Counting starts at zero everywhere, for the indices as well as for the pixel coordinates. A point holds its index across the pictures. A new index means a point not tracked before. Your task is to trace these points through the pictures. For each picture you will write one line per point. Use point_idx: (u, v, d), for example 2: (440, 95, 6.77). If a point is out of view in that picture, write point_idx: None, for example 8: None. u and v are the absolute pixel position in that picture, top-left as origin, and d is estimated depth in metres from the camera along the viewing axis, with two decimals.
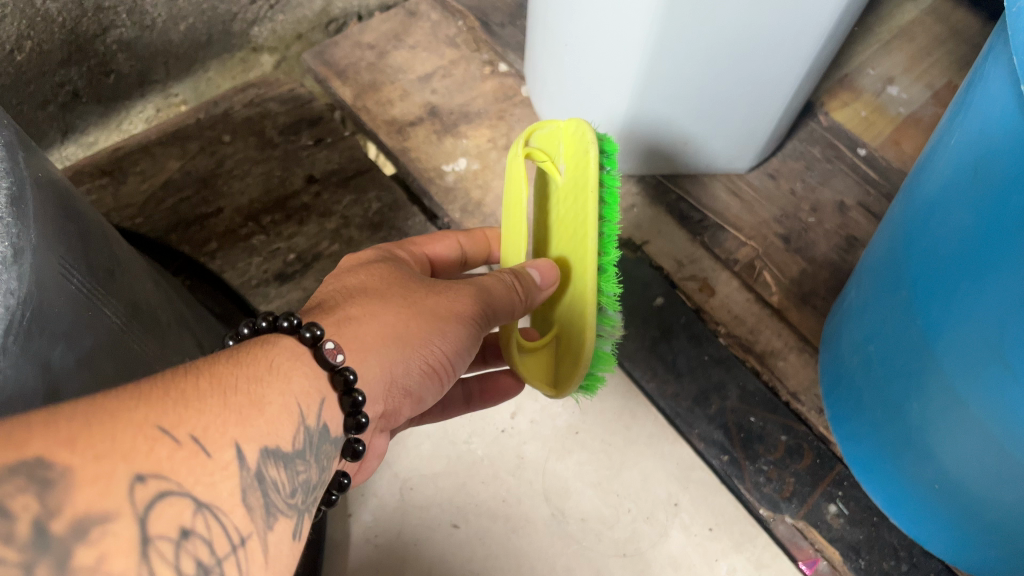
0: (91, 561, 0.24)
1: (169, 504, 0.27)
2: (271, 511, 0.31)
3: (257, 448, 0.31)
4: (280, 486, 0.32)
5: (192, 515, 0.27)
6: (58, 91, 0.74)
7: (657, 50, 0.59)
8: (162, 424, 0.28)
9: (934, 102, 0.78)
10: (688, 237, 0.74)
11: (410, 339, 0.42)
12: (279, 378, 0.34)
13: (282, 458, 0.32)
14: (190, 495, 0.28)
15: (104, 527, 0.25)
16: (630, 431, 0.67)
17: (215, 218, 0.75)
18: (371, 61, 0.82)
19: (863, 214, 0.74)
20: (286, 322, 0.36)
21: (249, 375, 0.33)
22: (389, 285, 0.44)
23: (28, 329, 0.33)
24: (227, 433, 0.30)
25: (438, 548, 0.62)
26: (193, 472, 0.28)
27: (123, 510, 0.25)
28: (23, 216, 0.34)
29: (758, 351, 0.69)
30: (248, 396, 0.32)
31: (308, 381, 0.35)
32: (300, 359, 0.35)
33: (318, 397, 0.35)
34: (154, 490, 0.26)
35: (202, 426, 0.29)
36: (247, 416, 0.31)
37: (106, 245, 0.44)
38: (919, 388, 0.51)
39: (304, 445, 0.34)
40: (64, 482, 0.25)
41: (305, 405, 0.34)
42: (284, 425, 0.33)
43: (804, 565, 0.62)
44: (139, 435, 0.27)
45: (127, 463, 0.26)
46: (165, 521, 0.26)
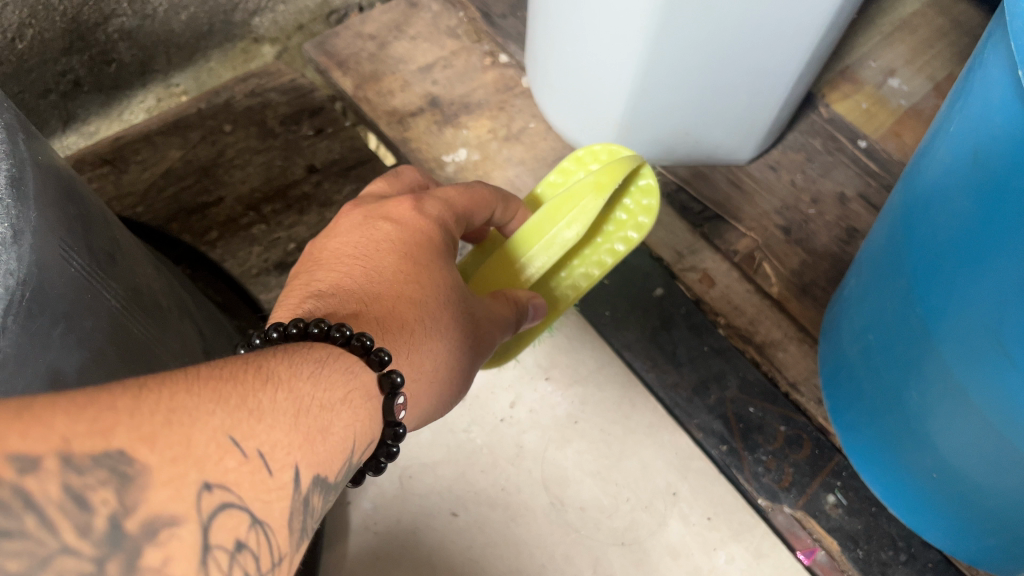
0: (157, 564, 0.22)
1: (230, 516, 0.25)
2: (304, 535, 0.29)
3: (312, 473, 0.29)
4: (314, 512, 0.30)
5: (247, 531, 0.25)
6: (59, 79, 0.75)
7: (657, 39, 0.59)
8: (234, 435, 0.26)
9: (935, 94, 0.78)
10: (688, 228, 0.75)
11: (445, 383, 0.44)
12: (342, 410, 0.33)
13: (325, 488, 0.30)
14: (248, 509, 0.25)
15: (172, 530, 0.23)
16: (630, 421, 0.67)
17: (216, 207, 0.75)
18: (372, 51, 0.82)
19: (864, 205, 0.74)
20: (366, 342, 0.36)
21: (322, 400, 0.32)
22: (443, 309, 0.44)
23: (29, 309, 0.33)
24: (291, 454, 0.28)
25: (438, 535, 0.63)
26: (254, 487, 0.26)
27: (190, 515, 0.23)
28: (24, 198, 0.34)
29: (758, 341, 0.69)
30: (317, 422, 0.31)
31: (366, 416, 0.34)
32: (369, 396, 0.35)
33: (369, 434, 0.35)
34: (219, 500, 0.24)
35: (270, 442, 0.28)
36: (314, 440, 0.30)
37: (107, 230, 0.45)
38: (918, 376, 0.51)
39: (342, 478, 0.32)
40: (140, 480, 0.23)
41: (358, 442, 0.33)
42: (337, 459, 0.31)
43: (802, 554, 0.62)
44: (213, 441, 0.25)
45: (198, 470, 0.24)
46: (224, 533, 0.24)
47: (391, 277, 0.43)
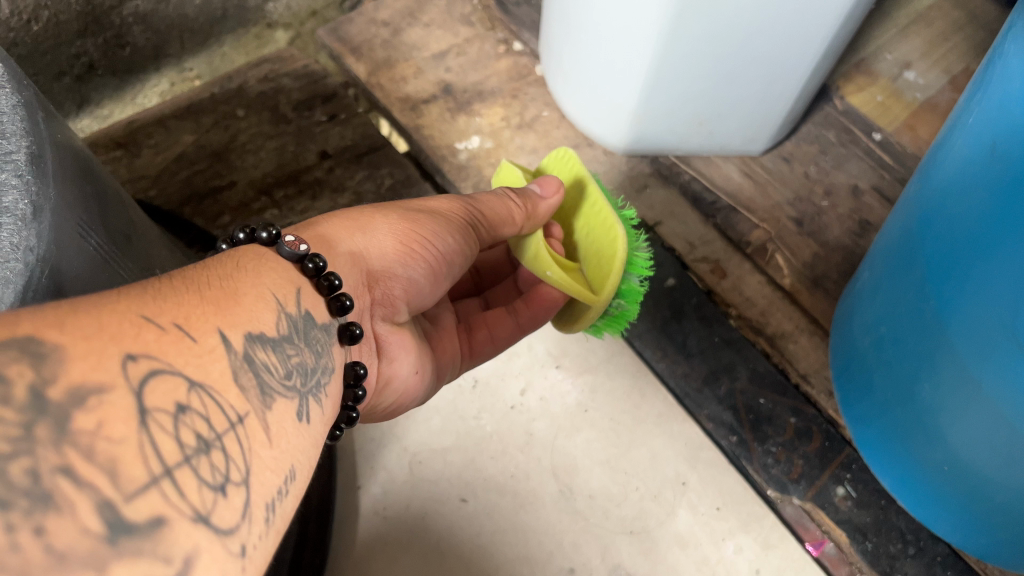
0: (91, 426, 0.23)
1: (163, 381, 0.26)
2: (266, 391, 0.31)
3: (240, 332, 0.31)
4: (272, 368, 0.32)
5: (187, 393, 0.27)
6: (74, 62, 0.75)
7: (675, 28, 0.59)
8: (144, 313, 0.28)
9: (950, 88, 0.78)
10: (701, 219, 0.74)
11: (375, 217, 0.48)
12: (249, 274, 0.35)
13: (268, 340, 0.33)
14: (182, 375, 0.27)
15: (100, 396, 0.24)
16: (639, 411, 0.67)
17: (228, 192, 0.75)
18: (386, 38, 0.82)
19: (877, 198, 0.73)
20: (264, 233, 0.39)
21: (219, 275, 0.34)
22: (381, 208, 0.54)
23: (47, 286, 0.33)
24: (209, 321, 0.30)
25: (447, 521, 0.63)
26: (181, 353, 0.28)
27: (117, 382, 0.25)
28: (43, 175, 0.34)
29: (769, 333, 0.69)
30: (222, 289, 0.33)
31: (280, 275, 0.37)
32: (266, 256, 0.38)
33: (294, 287, 0.37)
34: (146, 367, 0.26)
35: (182, 316, 0.29)
36: (226, 305, 0.32)
37: (123, 210, 0.45)
38: (930, 368, 0.51)
39: (289, 329, 0.35)
40: (58, 356, 0.24)
41: (281, 294, 0.36)
42: (263, 311, 0.34)
43: (810, 545, 0.62)
44: (123, 321, 0.27)
45: (116, 343, 0.26)
46: (160, 396, 0.26)
47: None
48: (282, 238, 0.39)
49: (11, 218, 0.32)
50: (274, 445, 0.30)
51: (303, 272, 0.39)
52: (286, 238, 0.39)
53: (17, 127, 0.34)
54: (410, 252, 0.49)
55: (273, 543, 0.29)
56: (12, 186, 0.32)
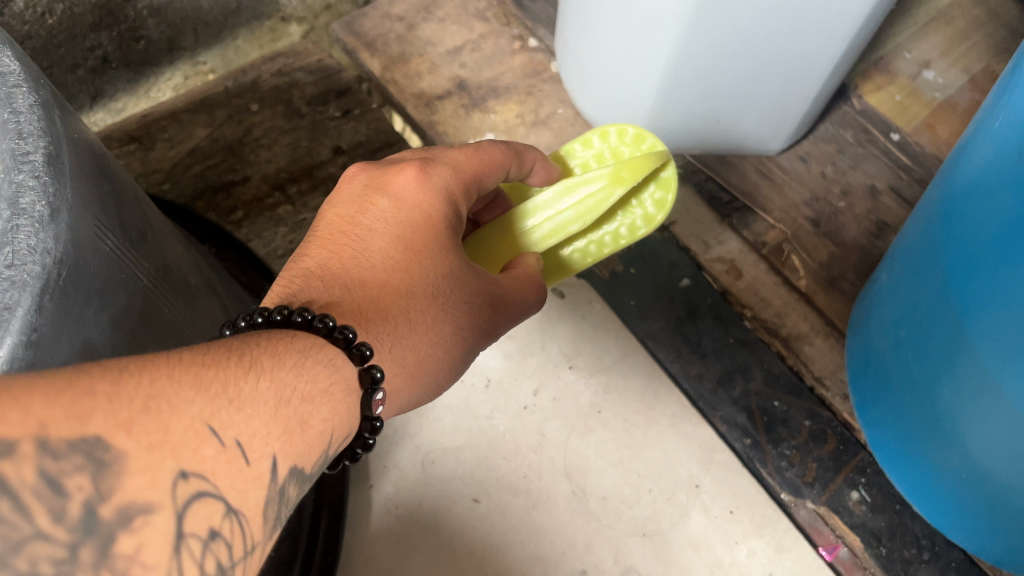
0: (131, 550, 0.24)
1: (204, 504, 0.26)
2: (274, 527, 0.29)
3: (290, 464, 0.30)
4: (284, 510, 0.30)
5: (222, 518, 0.26)
6: (89, 56, 0.75)
7: (693, 25, 0.58)
8: (212, 423, 0.27)
9: (970, 87, 0.77)
10: (717, 218, 0.74)
11: (443, 370, 0.45)
12: (329, 402, 0.33)
13: (298, 485, 0.31)
14: (223, 498, 0.27)
15: (146, 517, 0.24)
16: (653, 412, 0.67)
17: (242, 186, 0.75)
18: (400, 33, 0.81)
19: (895, 198, 0.73)
20: (363, 351, 0.36)
21: (306, 391, 0.32)
22: (444, 297, 0.44)
23: (65, 287, 0.33)
24: (269, 446, 0.29)
25: (459, 520, 0.63)
26: (230, 476, 0.27)
27: (165, 502, 0.25)
28: (60, 175, 0.34)
29: (784, 334, 0.69)
30: (296, 413, 0.31)
31: (349, 416, 0.34)
32: (352, 397, 0.35)
33: (348, 437, 0.35)
34: (194, 489, 0.26)
35: (249, 432, 0.28)
36: (292, 433, 0.30)
37: (139, 208, 0.44)
38: (950, 373, 0.50)
39: (319, 477, 0.33)
40: (117, 467, 0.24)
41: (336, 441, 0.33)
42: (314, 454, 0.32)
43: (824, 550, 0.62)
44: (190, 429, 0.26)
45: (175, 459, 0.25)
46: (199, 520, 0.25)
47: (382, 250, 0.43)
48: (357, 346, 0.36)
49: (28, 219, 0.32)
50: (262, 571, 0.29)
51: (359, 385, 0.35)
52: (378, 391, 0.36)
53: (34, 127, 0.34)
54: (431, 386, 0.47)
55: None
56: (29, 187, 0.32)
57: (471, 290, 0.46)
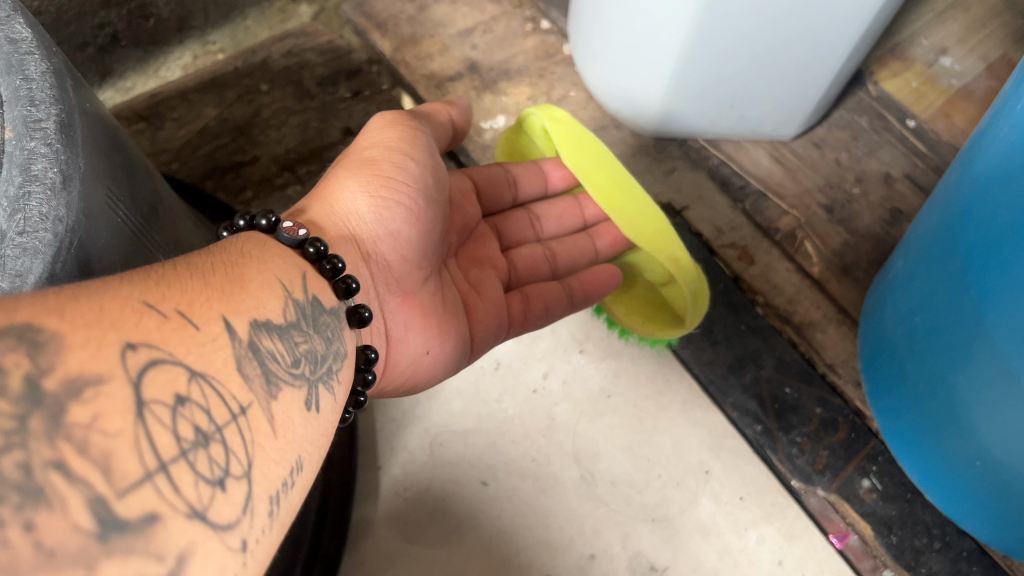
0: (86, 419, 0.24)
1: (163, 371, 0.27)
2: (272, 379, 0.32)
3: (245, 319, 0.32)
4: (278, 356, 0.33)
5: (187, 384, 0.27)
6: (98, 33, 0.74)
7: (711, 12, 0.57)
8: (146, 300, 0.29)
9: (988, 75, 0.76)
10: (730, 203, 0.73)
11: (361, 200, 0.51)
12: (254, 262, 0.37)
13: (275, 330, 0.34)
14: (183, 364, 0.28)
15: (97, 388, 0.24)
16: (663, 397, 0.67)
17: (251, 167, 0.74)
18: (411, 14, 0.81)
19: (909, 186, 0.72)
20: (262, 220, 0.41)
21: (227, 263, 0.35)
22: (335, 174, 0.52)
23: (75, 258, 0.33)
24: (212, 308, 0.31)
25: (468, 503, 0.62)
26: (184, 343, 0.29)
27: (115, 372, 0.25)
28: (73, 143, 0.34)
29: (796, 321, 0.68)
30: (227, 278, 0.34)
31: (283, 263, 0.38)
32: (269, 248, 0.39)
33: (298, 272, 0.39)
34: (145, 357, 0.26)
35: (186, 303, 0.30)
36: (232, 295, 0.33)
37: (150, 182, 0.44)
38: (966, 360, 0.50)
39: (297, 316, 0.36)
40: (56, 344, 0.24)
41: (286, 281, 0.37)
42: (270, 299, 0.35)
43: (834, 538, 0.61)
44: (126, 311, 0.27)
45: (117, 331, 0.26)
46: (158, 388, 0.26)
47: None
48: (282, 226, 0.41)
49: (40, 186, 0.31)
50: (279, 436, 0.31)
51: (304, 256, 0.41)
52: (286, 225, 0.41)
53: (46, 94, 0.33)
54: (384, 205, 0.51)
55: (277, 535, 0.30)
56: (41, 154, 0.32)
57: (355, 165, 0.52)
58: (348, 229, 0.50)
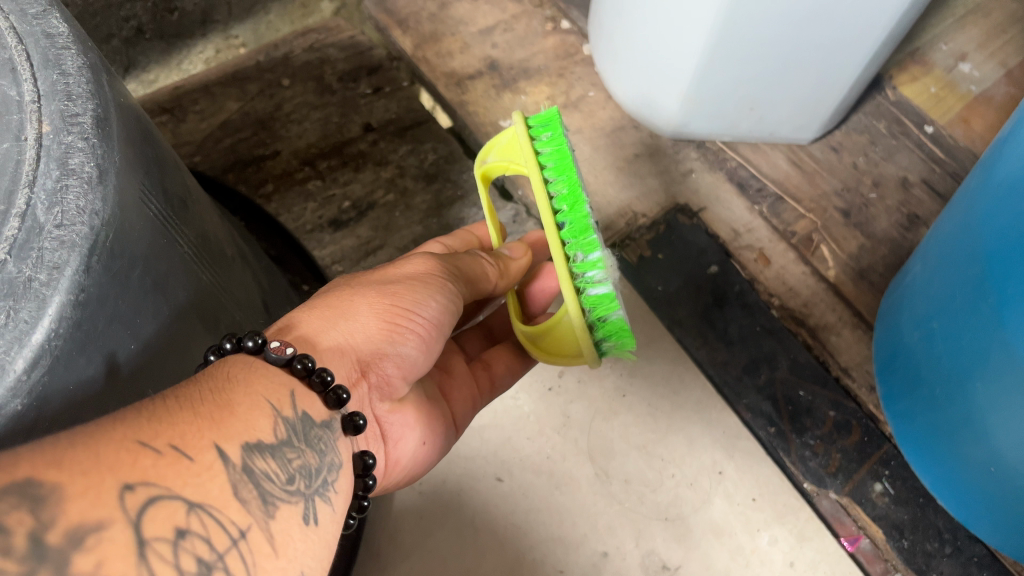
0: (90, 567, 0.24)
1: (161, 507, 0.27)
2: (269, 500, 0.32)
3: (237, 445, 0.32)
4: (273, 475, 0.33)
5: (186, 516, 0.28)
6: (123, 26, 0.75)
7: (728, 28, 0.59)
8: (141, 438, 0.28)
9: (1006, 81, 0.76)
10: (746, 205, 0.73)
11: (360, 316, 0.44)
12: (241, 385, 0.35)
13: (266, 451, 0.33)
14: (181, 498, 0.28)
15: (99, 534, 0.25)
16: (678, 398, 0.67)
17: (272, 161, 0.76)
18: (433, 11, 0.81)
19: (927, 191, 0.72)
20: (252, 342, 0.38)
21: (214, 386, 0.34)
22: (343, 288, 0.46)
23: (111, 250, 0.33)
24: (203, 438, 0.31)
25: (482, 498, 0.63)
26: (179, 476, 0.29)
27: (116, 517, 0.25)
28: (108, 139, 0.34)
29: (811, 325, 0.69)
30: (213, 403, 0.33)
31: (271, 379, 0.37)
32: (254, 367, 0.37)
33: (288, 390, 0.37)
34: (144, 496, 0.27)
35: (180, 436, 0.30)
36: (220, 421, 0.32)
37: (179, 176, 0.45)
38: (984, 368, 0.50)
39: (287, 434, 0.35)
40: (56, 497, 0.25)
41: (274, 399, 0.36)
42: (259, 419, 0.34)
43: (846, 540, 0.62)
44: (120, 449, 0.27)
45: (114, 474, 0.26)
46: (159, 523, 0.26)
47: None
48: (269, 345, 0.38)
49: (77, 180, 0.32)
50: (280, 554, 0.31)
51: (293, 373, 0.38)
52: (273, 343, 0.39)
53: (83, 90, 0.34)
54: (394, 326, 0.45)
55: None
56: (79, 149, 0.32)
57: (373, 284, 0.47)
58: (351, 347, 0.43)
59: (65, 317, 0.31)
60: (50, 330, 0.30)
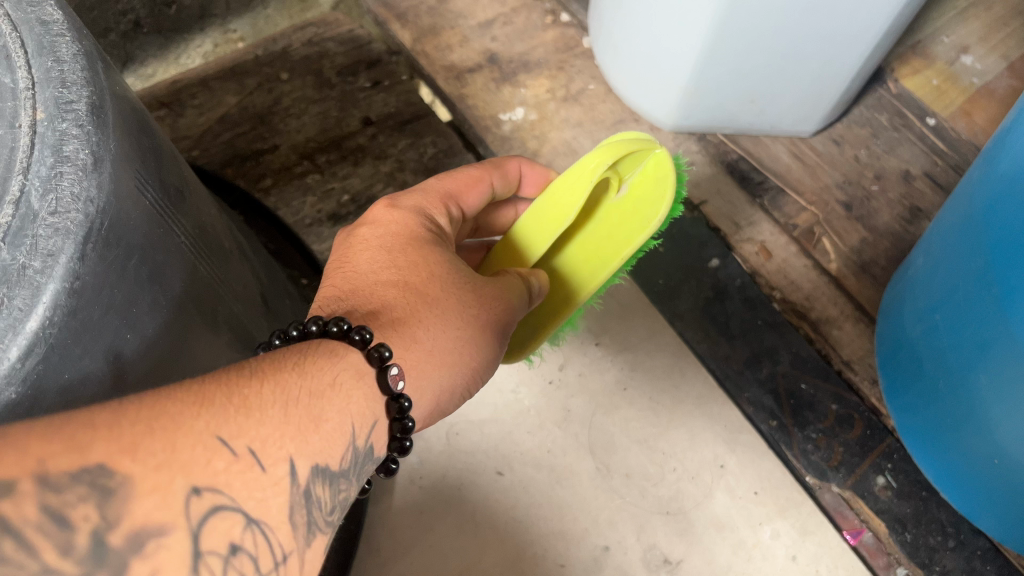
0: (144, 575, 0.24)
1: (222, 519, 0.27)
2: (312, 528, 0.31)
3: (311, 466, 0.31)
4: (322, 505, 0.32)
5: (242, 531, 0.27)
6: (121, 20, 0.75)
7: (736, 24, 0.59)
8: (221, 434, 0.28)
9: (1009, 74, 0.75)
10: (749, 198, 0.73)
11: (463, 364, 0.43)
12: (339, 396, 0.34)
13: (330, 477, 0.32)
14: (242, 511, 0.28)
15: (158, 540, 0.25)
16: (678, 391, 0.67)
17: (270, 155, 0.75)
18: (432, 5, 0.81)
19: (929, 184, 0.72)
20: (359, 337, 0.36)
21: (313, 388, 0.33)
22: (448, 297, 0.43)
23: (106, 238, 0.33)
24: (285, 449, 0.30)
25: (483, 492, 0.63)
26: (247, 487, 0.28)
27: (177, 523, 0.25)
28: (103, 126, 0.34)
29: (813, 318, 0.68)
30: (307, 410, 0.32)
31: (366, 401, 0.35)
32: (362, 378, 0.35)
33: (372, 419, 0.35)
34: (208, 503, 0.27)
35: (260, 438, 0.29)
36: (305, 431, 0.31)
37: (176, 167, 0.44)
38: (987, 359, 0.49)
39: (350, 465, 0.34)
40: (124, 490, 0.25)
41: (359, 426, 0.34)
42: (338, 443, 0.33)
43: (848, 534, 0.61)
44: (198, 445, 0.27)
45: (185, 475, 0.26)
46: (216, 537, 0.26)
47: (368, 271, 0.43)
48: (388, 365, 0.36)
49: (72, 166, 0.31)
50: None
51: (389, 407, 0.36)
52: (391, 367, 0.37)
53: (78, 76, 0.33)
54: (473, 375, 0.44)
55: None
56: (73, 135, 0.32)
57: (475, 305, 0.44)
58: (438, 394, 0.42)
59: (60, 305, 0.30)
60: (44, 318, 0.30)
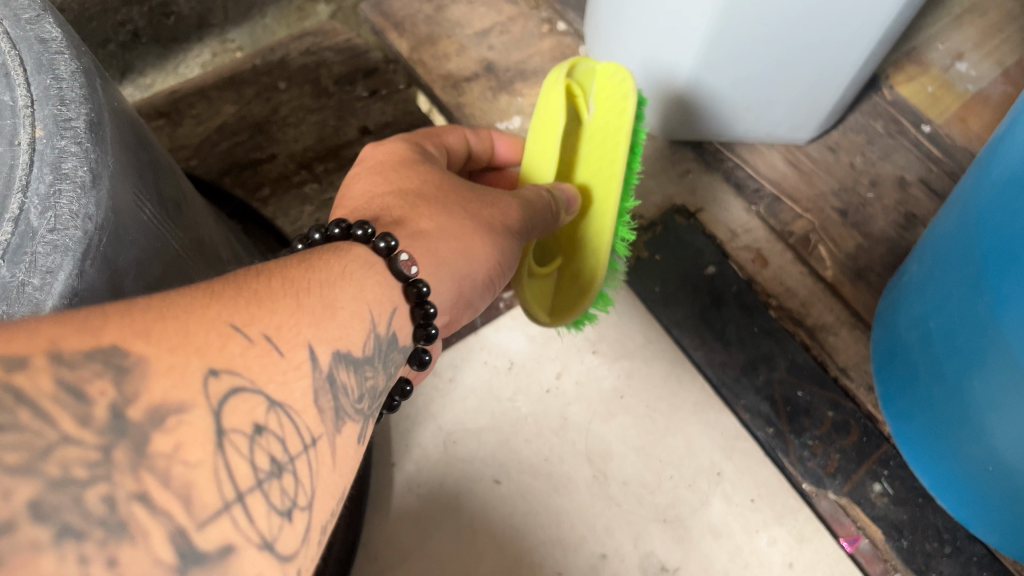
0: (169, 449, 0.25)
1: (243, 400, 0.27)
2: (340, 414, 0.32)
3: (331, 351, 0.32)
4: (349, 391, 0.33)
5: (265, 413, 0.28)
6: (119, 30, 0.76)
7: (722, 30, 0.59)
8: (234, 321, 0.29)
9: (1003, 80, 0.75)
10: (744, 206, 0.74)
11: (476, 248, 0.44)
12: (350, 285, 0.35)
13: (352, 363, 0.33)
14: (264, 393, 0.28)
15: (179, 418, 0.25)
16: (676, 398, 0.67)
17: (268, 164, 0.76)
18: (429, 14, 0.81)
19: (924, 190, 0.72)
20: (383, 243, 0.38)
21: (321, 279, 0.34)
22: (437, 194, 0.46)
23: (104, 253, 0.33)
24: (302, 335, 0.31)
25: (481, 500, 0.63)
26: (267, 370, 0.29)
27: (197, 402, 0.26)
28: (101, 142, 0.34)
29: (809, 324, 0.69)
30: (320, 298, 0.33)
31: (379, 290, 0.36)
32: (371, 267, 0.37)
33: (389, 306, 0.37)
34: (227, 385, 0.27)
35: (275, 325, 0.30)
36: (321, 320, 0.32)
37: (173, 178, 0.45)
38: (981, 365, 0.49)
39: (373, 351, 0.35)
40: (140, 370, 0.25)
41: (376, 314, 0.36)
42: (355, 328, 0.34)
43: (844, 541, 0.62)
44: (213, 331, 0.28)
45: (201, 358, 0.27)
46: (239, 416, 0.27)
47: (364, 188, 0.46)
48: (398, 254, 0.38)
49: (70, 184, 0.32)
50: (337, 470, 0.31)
51: (407, 294, 0.38)
52: (401, 256, 0.38)
53: (76, 94, 0.34)
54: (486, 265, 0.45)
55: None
56: (72, 153, 0.32)
57: (470, 204, 0.46)
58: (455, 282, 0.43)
59: None
60: None
